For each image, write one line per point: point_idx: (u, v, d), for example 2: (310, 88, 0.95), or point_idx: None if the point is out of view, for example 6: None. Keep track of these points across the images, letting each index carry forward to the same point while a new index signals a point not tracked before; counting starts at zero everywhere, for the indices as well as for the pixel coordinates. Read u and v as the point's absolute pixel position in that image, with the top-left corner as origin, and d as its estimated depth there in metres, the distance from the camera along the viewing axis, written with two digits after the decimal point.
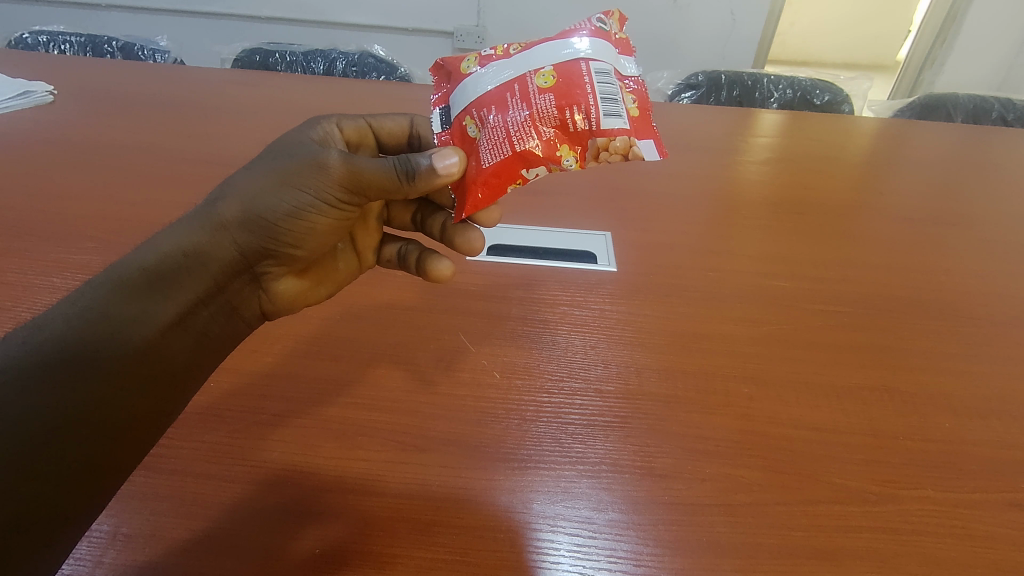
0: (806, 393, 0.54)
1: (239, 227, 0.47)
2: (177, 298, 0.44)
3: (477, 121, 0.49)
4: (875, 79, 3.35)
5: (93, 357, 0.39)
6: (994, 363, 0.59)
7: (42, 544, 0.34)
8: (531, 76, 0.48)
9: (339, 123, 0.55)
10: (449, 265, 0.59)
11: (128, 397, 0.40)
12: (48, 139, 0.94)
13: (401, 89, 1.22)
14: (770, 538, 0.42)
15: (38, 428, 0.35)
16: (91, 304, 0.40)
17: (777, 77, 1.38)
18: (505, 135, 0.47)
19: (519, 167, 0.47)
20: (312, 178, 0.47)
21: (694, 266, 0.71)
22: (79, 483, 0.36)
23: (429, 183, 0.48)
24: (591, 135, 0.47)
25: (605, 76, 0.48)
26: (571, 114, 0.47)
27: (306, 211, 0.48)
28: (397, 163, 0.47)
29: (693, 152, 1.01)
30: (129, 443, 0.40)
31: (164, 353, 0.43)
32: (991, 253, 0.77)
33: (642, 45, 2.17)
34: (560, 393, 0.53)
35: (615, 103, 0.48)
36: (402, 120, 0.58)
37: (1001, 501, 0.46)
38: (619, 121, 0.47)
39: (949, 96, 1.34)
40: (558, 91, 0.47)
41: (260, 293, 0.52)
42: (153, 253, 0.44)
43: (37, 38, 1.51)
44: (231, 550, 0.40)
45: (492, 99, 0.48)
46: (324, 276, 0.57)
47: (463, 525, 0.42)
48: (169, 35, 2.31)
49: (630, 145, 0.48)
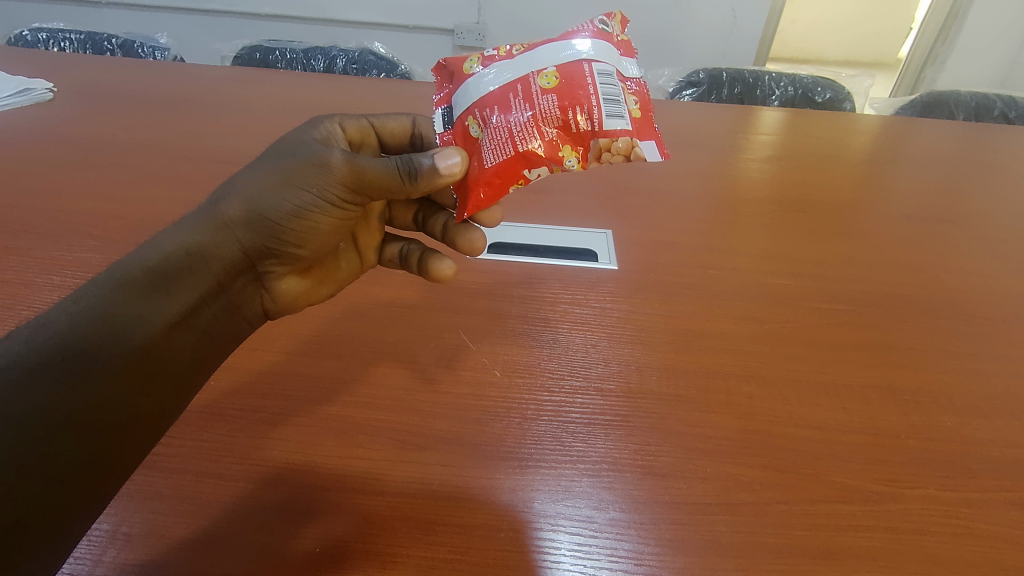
0: (806, 392, 0.54)
1: (241, 227, 0.47)
2: (179, 298, 0.44)
3: (479, 120, 0.48)
4: (876, 76, 3.34)
5: (96, 356, 0.39)
6: (995, 361, 0.59)
7: (43, 543, 0.34)
8: (534, 77, 0.48)
9: (341, 123, 0.55)
10: (450, 265, 0.59)
11: (130, 396, 0.40)
12: (48, 137, 0.94)
13: (402, 87, 1.22)
14: (770, 537, 0.42)
15: (39, 428, 0.35)
16: (94, 304, 0.40)
17: (778, 75, 1.38)
18: (508, 136, 0.47)
19: (521, 167, 0.47)
20: (314, 178, 0.47)
21: (695, 265, 0.71)
22: (81, 481, 0.36)
23: (431, 182, 0.48)
24: (594, 135, 0.47)
25: (608, 77, 0.48)
26: (574, 115, 0.47)
27: (308, 210, 0.48)
28: (399, 163, 0.47)
29: (694, 150, 1.01)
30: (130, 442, 0.40)
31: (166, 352, 0.43)
32: (993, 251, 0.76)
33: (642, 42, 2.17)
34: (561, 392, 0.53)
35: (617, 104, 0.48)
36: (405, 120, 0.58)
37: (1001, 500, 0.46)
38: (622, 122, 0.47)
39: (951, 94, 1.33)
40: (561, 91, 0.47)
41: (263, 292, 0.52)
42: (155, 252, 0.45)
43: (36, 36, 1.51)
44: (233, 549, 0.40)
45: (494, 99, 0.48)
46: (326, 275, 0.57)
47: (464, 524, 0.43)
48: (169, 33, 2.31)
49: (631, 146, 0.48)
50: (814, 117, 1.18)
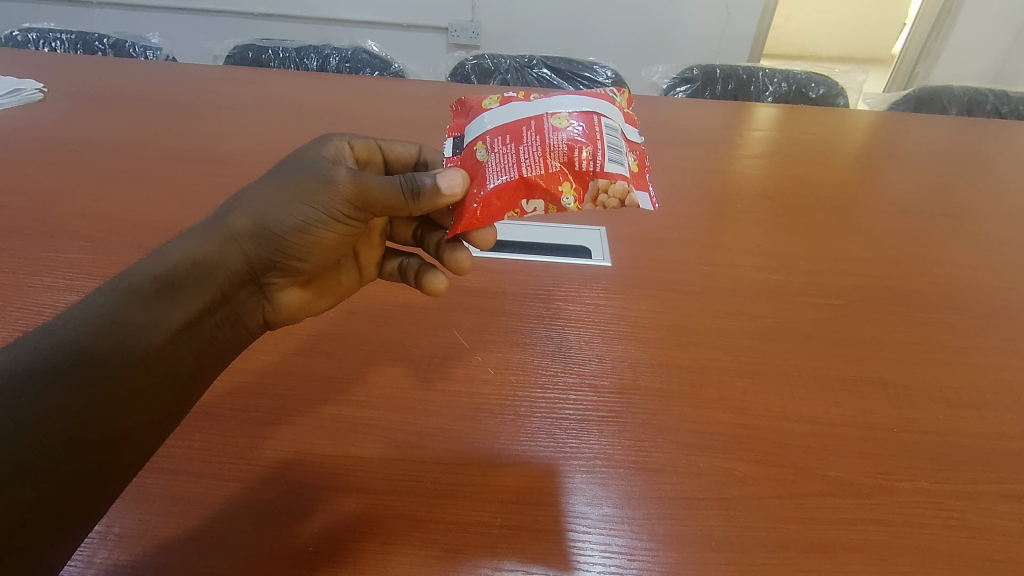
0: (801, 386, 0.54)
1: (249, 238, 0.47)
2: (184, 306, 0.43)
3: (488, 145, 0.50)
4: (870, 72, 3.36)
5: (101, 363, 0.38)
6: (988, 354, 0.59)
7: (39, 549, 0.34)
8: (548, 117, 0.50)
9: (350, 140, 0.55)
10: (442, 280, 0.59)
11: (130, 403, 0.39)
12: (36, 138, 0.93)
13: (394, 84, 1.21)
14: (763, 531, 0.42)
15: (41, 435, 0.35)
16: (102, 310, 0.40)
17: (772, 71, 1.38)
18: (514, 161, 0.48)
19: (520, 195, 0.48)
20: (319, 194, 0.47)
21: (690, 261, 0.71)
22: (79, 486, 0.36)
23: (433, 202, 0.48)
24: (593, 176, 0.48)
25: (613, 131, 0.51)
26: (579, 153, 0.48)
27: (313, 225, 0.48)
28: (403, 182, 0.48)
29: (689, 146, 1.01)
30: (133, 450, 0.40)
31: (171, 359, 0.43)
32: (985, 245, 0.77)
33: (637, 41, 2.17)
34: (554, 388, 0.53)
35: (619, 154, 0.50)
36: (412, 147, 0.59)
37: (994, 492, 0.46)
38: (620, 168, 0.49)
39: (943, 89, 1.34)
40: (574, 132, 0.49)
41: (265, 302, 0.52)
42: (163, 260, 0.44)
43: (26, 36, 1.49)
44: (224, 550, 0.40)
45: (507, 130, 0.49)
46: (326, 287, 0.56)
47: (457, 521, 0.42)
48: (160, 32, 2.29)
49: (627, 192, 0.49)
50: (807, 112, 1.18)
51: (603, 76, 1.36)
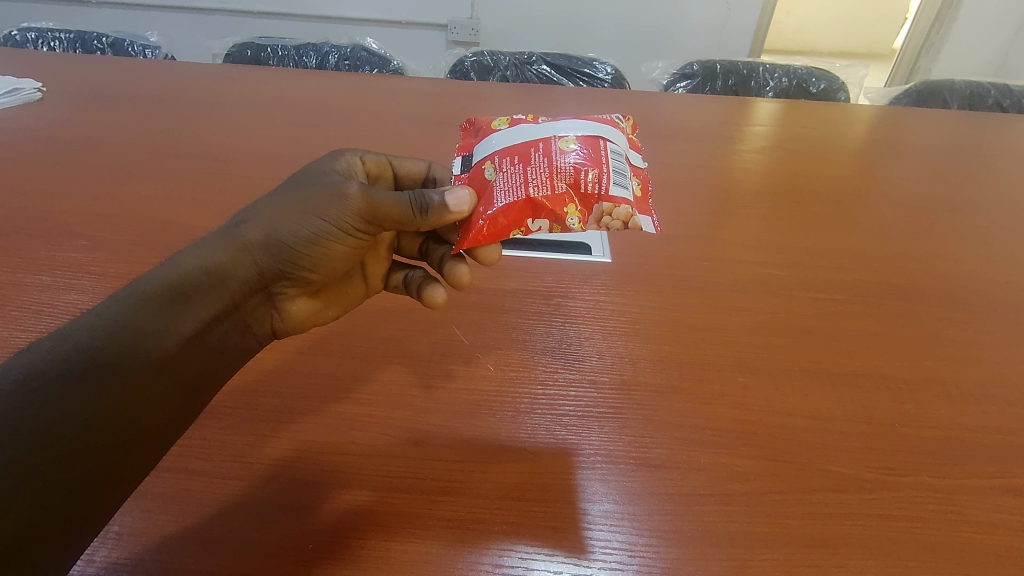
0: (802, 381, 0.54)
1: (259, 249, 0.47)
2: (194, 314, 0.43)
3: (497, 165, 0.50)
4: (870, 66, 3.35)
5: (114, 369, 0.38)
6: (991, 349, 0.59)
7: (50, 551, 0.34)
8: (555, 139, 0.50)
9: (362, 156, 0.55)
10: (441, 294, 0.57)
11: (140, 410, 0.39)
12: (34, 137, 0.93)
13: (392, 81, 1.21)
14: (764, 526, 0.42)
15: (54, 439, 0.35)
16: (116, 317, 0.40)
17: (772, 65, 1.38)
18: (522, 181, 0.48)
19: (526, 215, 0.48)
20: (329, 207, 0.47)
21: (690, 257, 0.71)
22: (89, 489, 0.36)
23: (441, 218, 0.48)
24: (598, 199, 0.48)
25: (618, 156, 0.51)
26: (585, 175, 0.48)
27: (323, 237, 0.47)
28: (413, 198, 0.48)
29: (690, 142, 1.01)
30: (143, 456, 0.40)
31: (182, 366, 0.42)
32: (988, 239, 0.76)
33: (637, 36, 2.17)
34: (555, 385, 0.53)
35: (623, 179, 0.50)
36: (421, 164, 0.59)
37: (997, 486, 0.46)
38: (625, 192, 0.49)
39: (945, 83, 1.33)
40: (580, 156, 0.49)
41: (274, 312, 0.51)
42: (175, 269, 0.44)
43: (25, 35, 1.49)
44: (225, 547, 0.40)
45: (515, 151, 0.50)
46: (334, 298, 0.55)
47: (456, 518, 0.42)
48: (158, 31, 2.29)
49: (631, 214, 0.48)
50: (808, 107, 1.18)
51: (602, 72, 1.35)
